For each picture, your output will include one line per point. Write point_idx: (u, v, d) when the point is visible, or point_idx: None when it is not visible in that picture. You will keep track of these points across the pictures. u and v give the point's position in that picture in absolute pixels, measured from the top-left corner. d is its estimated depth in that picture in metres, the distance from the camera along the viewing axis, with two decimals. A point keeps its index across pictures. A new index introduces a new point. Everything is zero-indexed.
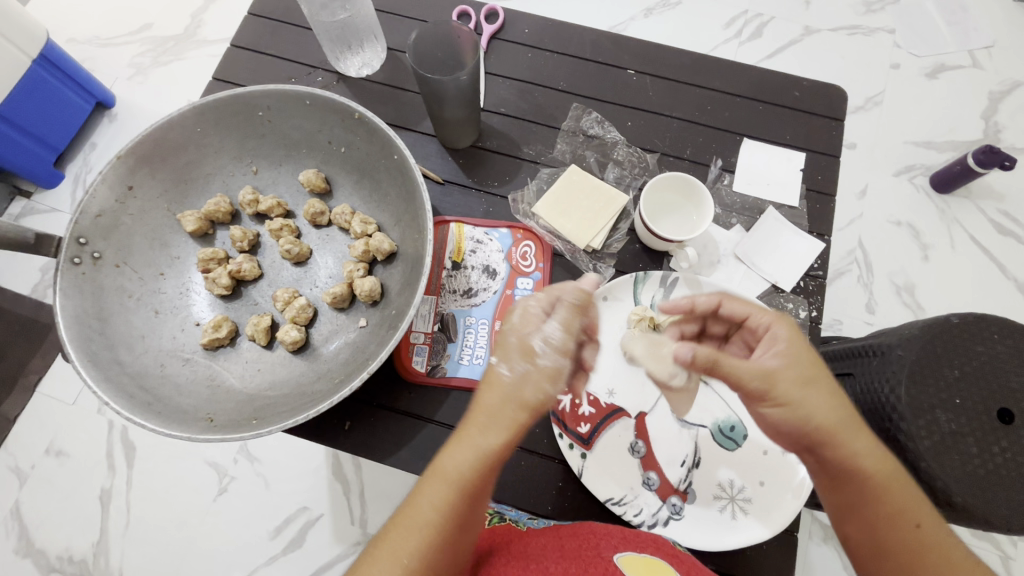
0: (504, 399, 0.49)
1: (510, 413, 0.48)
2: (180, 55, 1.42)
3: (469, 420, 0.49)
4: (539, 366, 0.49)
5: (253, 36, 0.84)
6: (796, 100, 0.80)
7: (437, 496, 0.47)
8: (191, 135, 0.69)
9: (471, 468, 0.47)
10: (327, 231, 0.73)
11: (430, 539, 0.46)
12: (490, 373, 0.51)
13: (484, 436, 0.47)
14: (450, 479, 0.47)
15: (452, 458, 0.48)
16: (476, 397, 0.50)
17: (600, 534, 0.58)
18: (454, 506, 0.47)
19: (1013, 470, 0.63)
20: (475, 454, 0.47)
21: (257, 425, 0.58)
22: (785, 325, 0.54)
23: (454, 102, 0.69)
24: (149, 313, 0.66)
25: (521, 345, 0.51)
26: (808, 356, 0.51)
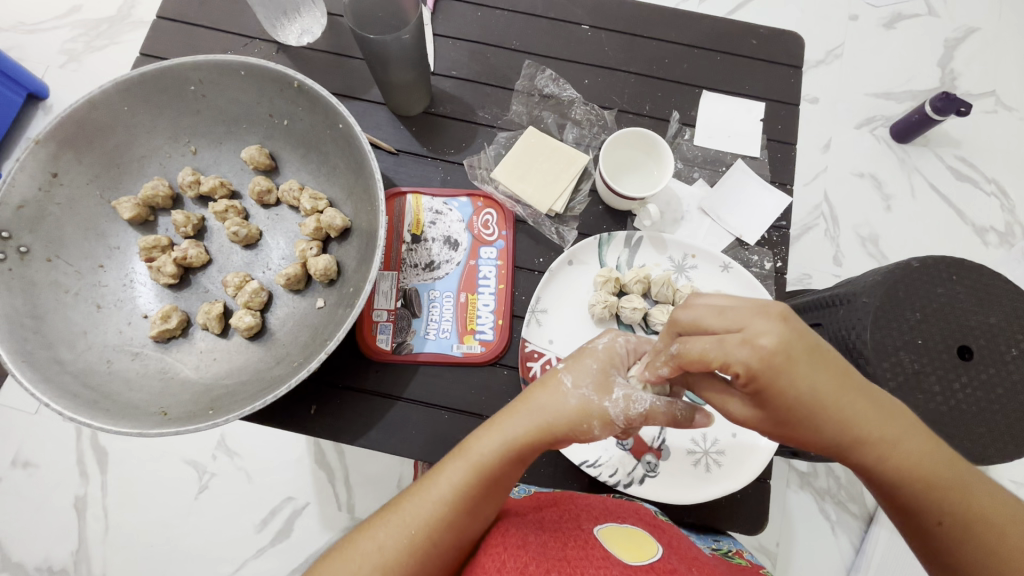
0: (554, 409, 0.50)
1: (552, 428, 0.50)
2: (114, 39, 1.33)
3: (504, 417, 0.52)
4: (585, 375, 0.51)
5: (181, 6, 0.78)
6: (754, 49, 0.78)
7: (455, 476, 0.50)
8: (118, 115, 0.64)
9: (493, 459, 0.50)
10: (276, 210, 0.69)
11: (438, 518, 0.49)
12: (552, 377, 0.52)
13: (512, 434, 0.50)
14: (472, 462, 0.50)
15: (478, 444, 0.51)
16: (530, 399, 0.51)
17: (580, 506, 0.58)
18: (469, 489, 0.50)
19: (972, 404, 0.65)
20: (502, 446, 0.50)
21: (213, 415, 0.55)
22: (758, 353, 0.40)
23: (400, 64, 0.65)
24: (89, 308, 0.62)
25: (589, 361, 0.52)
26: (784, 385, 0.41)
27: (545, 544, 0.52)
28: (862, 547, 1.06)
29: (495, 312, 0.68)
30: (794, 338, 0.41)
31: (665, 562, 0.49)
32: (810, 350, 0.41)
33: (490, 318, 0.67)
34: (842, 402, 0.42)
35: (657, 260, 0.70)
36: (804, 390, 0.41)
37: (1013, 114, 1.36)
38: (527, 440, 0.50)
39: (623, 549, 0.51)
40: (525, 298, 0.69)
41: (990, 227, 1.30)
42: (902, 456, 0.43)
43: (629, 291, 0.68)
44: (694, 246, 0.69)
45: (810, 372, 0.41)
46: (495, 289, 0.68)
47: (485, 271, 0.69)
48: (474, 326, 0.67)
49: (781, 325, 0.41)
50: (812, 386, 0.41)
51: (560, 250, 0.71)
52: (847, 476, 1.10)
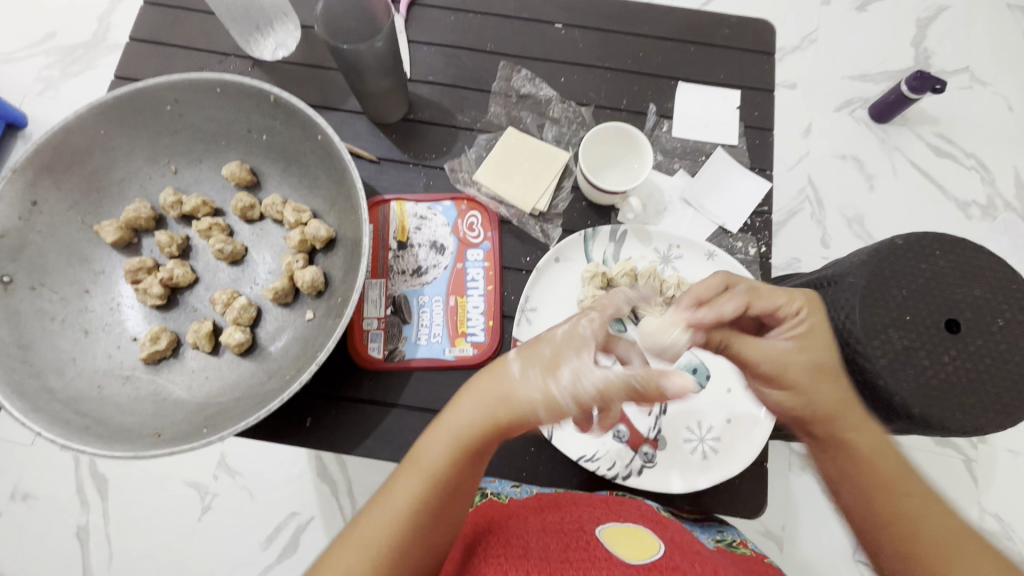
0: (499, 391, 0.49)
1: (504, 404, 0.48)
2: (92, 64, 1.32)
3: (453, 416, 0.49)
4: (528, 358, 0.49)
5: (153, 26, 0.78)
6: (726, 38, 0.79)
7: (412, 487, 0.47)
8: (94, 139, 0.64)
9: (447, 462, 0.48)
10: (260, 225, 0.69)
11: (404, 524, 0.46)
12: (498, 367, 0.50)
13: (460, 429, 0.48)
14: (426, 469, 0.47)
15: (428, 451, 0.48)
16: (475, 389, 0.50)
17: (582, 507, 0.58)
18: (432, 489, 0.47)
19: (963, 376, 0.66)
20: (459, 432, 0.48)
21: (207, 433, 0.55)
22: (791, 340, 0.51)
23: (375, 72, 0.65)
24: (77, 333, 0.62)
25: (541, 352, 0.49)
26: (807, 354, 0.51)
27: (546, 546, 0.51)
28: None
29: (485, 314, 0.68)
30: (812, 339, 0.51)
31: (669, 560, 0.49)
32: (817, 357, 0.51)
33: (480, 319, 0.68)
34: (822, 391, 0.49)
35: (642, 252, 0.70)
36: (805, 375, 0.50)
37: (987, 88, 1.38)
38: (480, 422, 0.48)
39: (626, 548, 0.51)
40: (514, 298, 0.69)
41: (972, 202, 1.32)
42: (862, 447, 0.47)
43: (616, 285, 0.68)
44: (678, 236, 0.70)
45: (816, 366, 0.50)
46: (484, 291, 0.69)
47: (473, 274, 0.69)
48: (465, 329, 0.67)
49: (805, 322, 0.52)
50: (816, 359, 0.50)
51: (545, 248, 0.71)
52: None
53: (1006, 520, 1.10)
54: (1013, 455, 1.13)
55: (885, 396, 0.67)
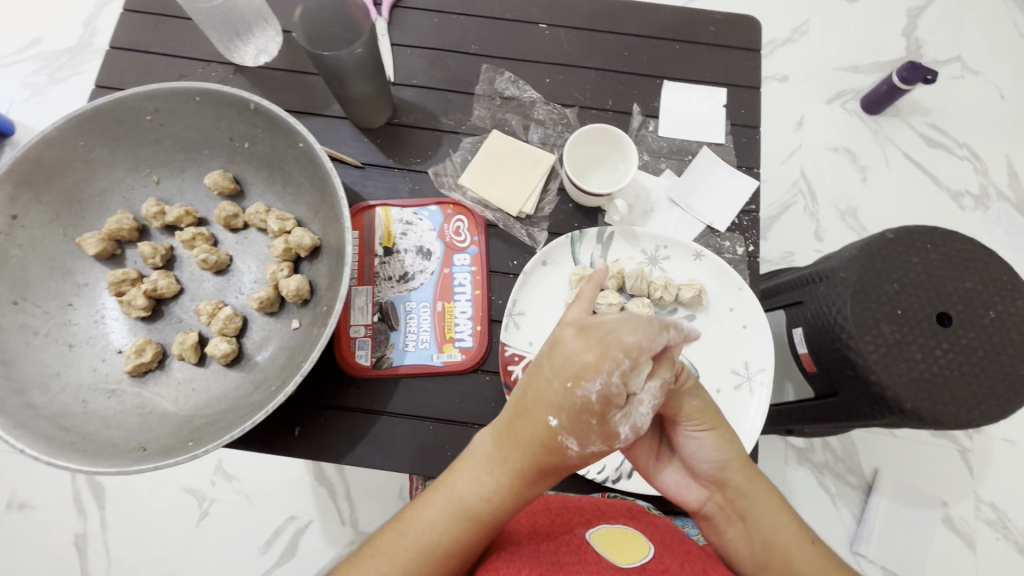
0: (539, 444, 0.49)
1: (545, 459, 0.49)
2: (78, 69, 1.31)
3: (491, 458, 0.51)
4: (570, 419, 0.48)
5: (133, 33, 0.77)
6: (712, 35, 0.79)
7: (444, 525, 0.50)
8: (74, 151, 0.63)
9: (483, 503, 0.50)
10: (244, 234, 0.69)
11: (436, 556, 0.49)
12: (539, 416, 0.49)
13: (502, 475, 0.50)
14: (462, 506, 0.50)
15: (465, 489, 0.50)
16: (519, 438, 0.49)
17: (573, 509, 0.58)
18: (461, 531, 0.49)
19: (955, 369, 0.65)
20: (496, 480, 0.50)
21: (193, 446, 0.55)
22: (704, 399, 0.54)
23: (357, 78, 0.65)
24: (61, 347, 0.61)
25: (585, 413, 0.47)
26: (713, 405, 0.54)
27: (538, 550, 0.51)
28: (863, 517, 1.09)
29: (472, 318, 0.68)
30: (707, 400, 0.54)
31: (658, 562, 0.50)
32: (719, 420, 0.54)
33: (468, 324, 0.68)
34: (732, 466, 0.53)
35: (630, 253, 0.70)
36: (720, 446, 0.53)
37: (979, 78, 1.38)
38: (517, 470, 0.50)
39: (616, 551, 0.51)
40: (502, 302, 0.69)
41: (965, 191, 1.31)
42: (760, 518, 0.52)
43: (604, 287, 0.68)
44: (665, 237, 0.69)
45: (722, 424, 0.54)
46: (471, 296, 0.68)
47: (460, 278, 0.69)
48: (453, 334, 0.67)
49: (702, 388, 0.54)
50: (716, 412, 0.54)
51: (532, 251, 0.71)
52: (842, 448, 1.12)
53: (1003, 509, 1.11)
54: (1009, 445, 1.14)
55: (877, 390, 0.67)
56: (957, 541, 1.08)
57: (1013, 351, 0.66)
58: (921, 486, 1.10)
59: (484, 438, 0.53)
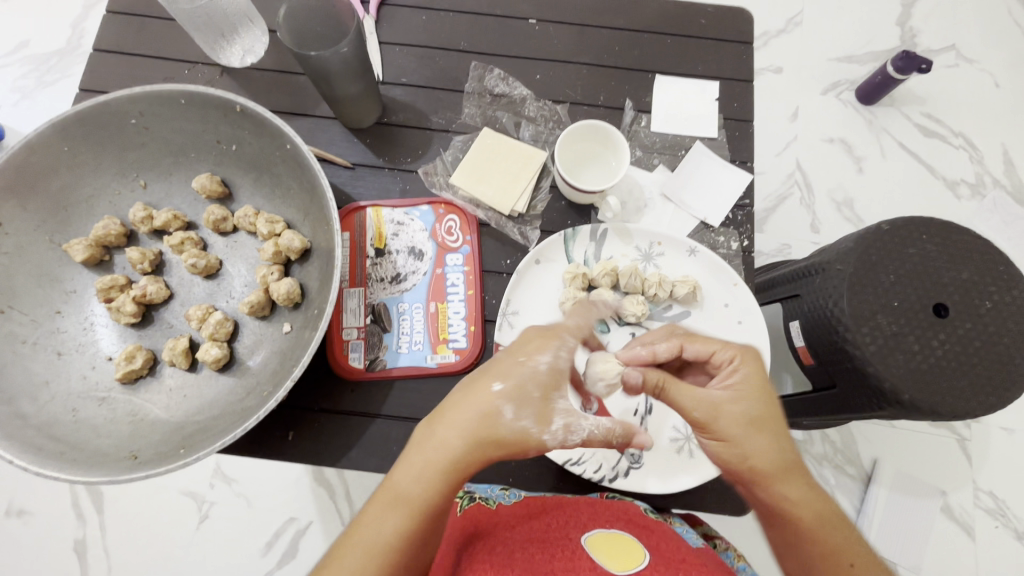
0: (478, 419, 0.47)
1: (484, 436, 0.46)
2: (66, 72, 1.30)
3: (427, 439, 0.47)
4: (523, 401, 0.47)
5: (118, 35, 0.76)
6: (704, 28, 0.78)
7: (397, 521, 0.45)
8: (58, 156, 0.63)
9: (433, 496, 0.45)
10: (234, 238, 0.68)
11: (389, 556, 0.44)
12: (484, 396, 0.47)
13: (451, 464, 0.46)
14: (412, 502, 0.45)
15: (412, 480, 0.45)
16: (455, 419, 0.47)
17: (568, 514, 0.57)
18: (406, 526, 0.44)
19: (953, 360, 0.65)
20: (438, 466, 0.45)
21: (184, 454, 0.54)
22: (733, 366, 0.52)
23: (343, 77, 0.64)
24: (50, 355, 0.61)
25: (528, 386, 0.48)
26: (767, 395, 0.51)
27: (531, 555, 0.51)
28: (862, 508, 1.09)
29: (466, 319, 0.67)
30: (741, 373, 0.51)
31: (653, 568, 0.49)
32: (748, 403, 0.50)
33: (461, 325, 0.67)
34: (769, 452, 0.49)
35: (624, 250, 0.69)
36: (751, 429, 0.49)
37: (974, 66, 1.37)
38: (460, 448, 0.46)
39: (611, 558, 0.51)
40: (495, 301, 0.69)
41: (961, 180, 1.31)
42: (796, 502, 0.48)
43: (598, 285, 0.67)
44: (659, 233, 0.69)
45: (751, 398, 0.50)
46: (465, 296, 0.68)
47: (453, 279, 0.68)
48: (447, 335, 0.67)
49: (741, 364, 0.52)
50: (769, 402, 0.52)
51: (525, 250, 0.70)
52: (841, 440, 1.12)
53: (1001, 497, 1.11)
54: (1007, 433, 1.14)
55: (875, 382, 0.66)
56: (956, 530, 1.08)
57: (1010, 340, 0.66)
58: (920, 476, 1.10)
59: (423, 427, 0.48)
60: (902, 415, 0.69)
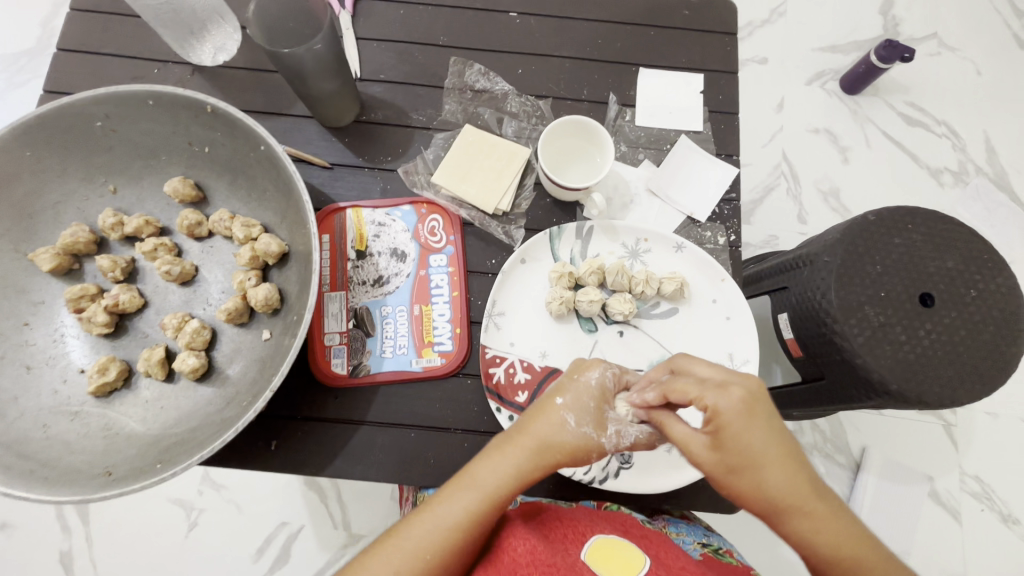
0: (549, 423, 0.50)
1: (552, 440, 0.49)
2: (36, 72, 1.25)
3: (506, 439, 0.50)
4: (584, 410, 0.50)
5: (82, 34, 0.73)
6: (687, 20, 0.77)
7: (467, 503, 0.48)
8: (21, 162, 0.60)
9: (503, 487, 0.48)
10: (210, 243, 0.66)
11: (455, 535, 0.47)
12: (550, 405, 0.51)
13: (523, 460, 0.49)
14: (483, 489, 0.48)
15: (484, 470, 0.48)
16: (526, 424, 0.50)
17: (568, 523, 0.56)
18: (475, 512, 0.47)
19: (940, 350, 0.65)
20: (509, 463, 0.48)
21: (160, 469, 0.52)
22: (732, 402, 0.43)
23: (318, 75, 0.62)
24: (19, 370, 0.59)
25: (584, 395, 0.51)
26: (748, 449, 0.43)
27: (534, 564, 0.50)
28: (853, 496, 1.09)
29: (451, 321, 0.66)
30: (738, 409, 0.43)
31: None
32: (759, 434, 0.43)
33: (446, 327, 0.66)
34: (779, 492, 0.43)
35: (610, 248, 0.68)
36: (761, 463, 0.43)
37: (955, 54, 1.38)
38: (529, 449, 0.49)
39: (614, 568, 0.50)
40: (481, 302, 0.67)
41: (944, 168, 1.31)
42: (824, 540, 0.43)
43: (585, 284, 0.66)
44: (645, 229, 0.68)
45: (756, 433, 0.43)
46: (449, 298, 0.66)
47: (437, 280, 0.67)
48: (432, 338, 0.65)
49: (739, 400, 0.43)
50: (763, 445, 0.43)
51: (510, 249, 0.69)
52: (831, 429, 1.13)
53: (987, 480, 1.12)
54: (992, 418, 1.15)
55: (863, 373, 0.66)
56: (944, 515, 1.10)
57: (994, 328, 0.66)
58: (907, 462, 1.12)
59: (497, 435, 0.52)
60: (891, 405, 0.69)
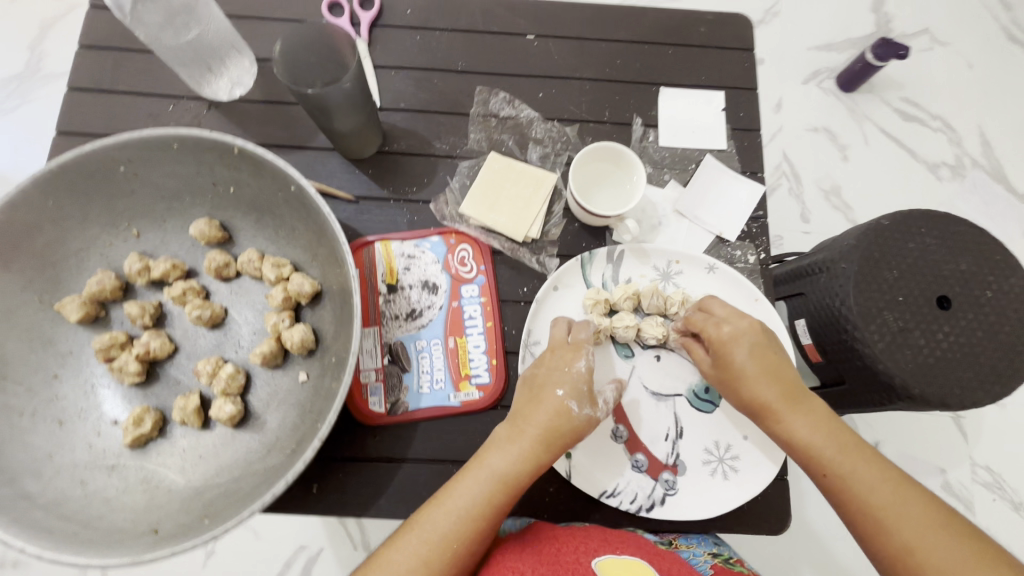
0: (551, 413, 0.56)
1: (557, 426, 0.56)
2: (26, 97, 1.22)
3: (515, 429, 0.56)
4: (580, 393, 0.58)
5: (93, 71, 0.72)
6: (705, 37, 0.76)
7: (480, 491, 0.52)
8: (42, 212, 0.58)
9: (517, 471, 0.53)
10: (238, 283, 0.65)
11: (473, 522, 0.51)
12: (546, 394, 0.57)
13: (531, 443, 0.55)
14: (497, 475, 0.53)
15: (496, 457, 0.54)
16: (529, 411, 0.57)
17: (578, 537, 0.55)
18: (493, 498, 0.52)
19: (957, 352, 0.65)
20: (521, 450, 0.54)
21: (208, 525, 0.51)
22: (719, 327, 0.60)
23: (344, 111, 0.61)
24: (52, 425, 0.57)
25: (577, 381, 0.58)
26: (733, 362, 0.58)
27: None
28: None
29: (487, 352, 0.65)
30: (730, 331, 0.59)
31: None
32: (746, 346, 0.58)
33: (482, 359, 0.65)
34: (759, 392, 0.56)
35: (642, 271, 0.68)
36: (742, 367, 0.58)
37: (948, 49, 1.39)
38: (536, 436, 0.55)
39: None
40: (515, 332, 0.67)
41: (941, 162, 1.33)
42: (805, 438, 0.53)
43: (619, 309, 0.66)
44: (676, 251, 0.68)
45: (742, 350, 0.58)
46: (483, 328, 0.66)
47: (470, 312, 0.66)
48: (469, 371, 0.65)
49: (740, 323, 0.59)
50: (746, 361, 0.57)
51: (543, 277, 0.68)
52: None
53: (997, 470, 1.14)
54: (1000, 408, 1.17)
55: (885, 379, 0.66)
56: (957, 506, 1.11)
57: (1012, 328, 0.66)
58: (919, 455, 1.13)
59: (503, 427, 0.57)
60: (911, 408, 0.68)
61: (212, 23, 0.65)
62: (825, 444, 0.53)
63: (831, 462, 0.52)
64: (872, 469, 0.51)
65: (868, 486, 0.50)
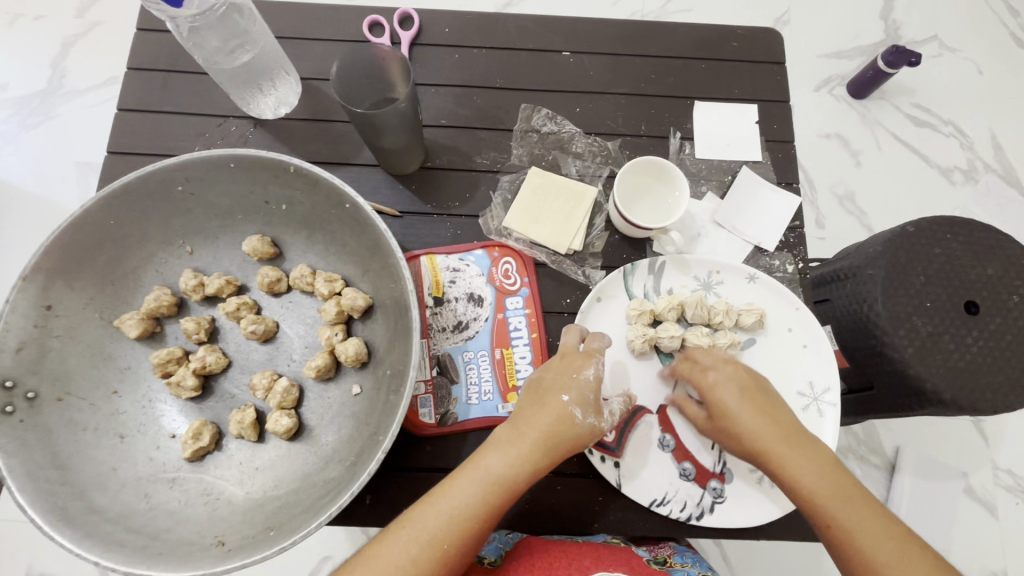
0: (554, 418, 0.55)
1: (559, 431, 0.54)
2: (51, 114, 1.23)
3: (516, 430, 0.55)
4: (586, 400, 0.56)
5: (142, 92, 0.74)
6: (736, 51, 0.78)
7: (474, 492, 0.51)
8: (105, 231, 0.60)
9: (514, 475, 0.52)
10: (289, 298, 0.66)
11: (464, 523, 0.50)
12: (551, 397, 0.56)
13: (531, 446, 0.54)
14: (494, 478, 0.52)
15: (494, 459, 0.53)
16: (531, 413, 0.56)
17: (571, 555, 0.59)
18: (489, 499, 0.51)
19: (986, 356, 0.65)
20: (520, 452, 0.53)
21: (273, 537, 0.51)
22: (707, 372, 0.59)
23: (395, 129, 0.62)
24: (114, 440, 0.58)
25: (583, 388, 0.57)
26: (722, 405, 0.57)
27: None
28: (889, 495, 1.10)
29: (533, 363, 0.66)
30: (723, 374, 0.58)
31: None
32: (741, 389, 0.57)
33: (529, 370, 0.66)
34: (757, 432, 0.55)
35: (683, 281, 0.69)
36: (734, 409, 0.56)
37: (956, 55, 1.41)
38: (537, 439, 0.54)
39: None
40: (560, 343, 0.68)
41: (954, 167, 1.34)
42: (806, 482, 0.52)
43: (663, 319, 0.67)
44: (716, 262, 0.69)
45: (736, 392, 0.57)
46: (529, 340, 0.67)
47: (516, 323, 0.68)
48: (516, 382, 0.66)
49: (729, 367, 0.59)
50: (738, 402, 0.56)
51: (587, 288, 0.69)
52: (863, 431, 1.14)
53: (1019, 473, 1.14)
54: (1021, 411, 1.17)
55: (918, 384, 0.65)
56: (980, 509, 1.11)
57: None
58: (942, 459, 1.13)
59: (504, 425, 0.56)
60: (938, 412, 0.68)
61: (267, 46, 0.67)
62: (828, 491, 0.51)
63: (836, 511, 0.50)
64: (875, 522, 0.49)
65: (872, 539, 0.48)
